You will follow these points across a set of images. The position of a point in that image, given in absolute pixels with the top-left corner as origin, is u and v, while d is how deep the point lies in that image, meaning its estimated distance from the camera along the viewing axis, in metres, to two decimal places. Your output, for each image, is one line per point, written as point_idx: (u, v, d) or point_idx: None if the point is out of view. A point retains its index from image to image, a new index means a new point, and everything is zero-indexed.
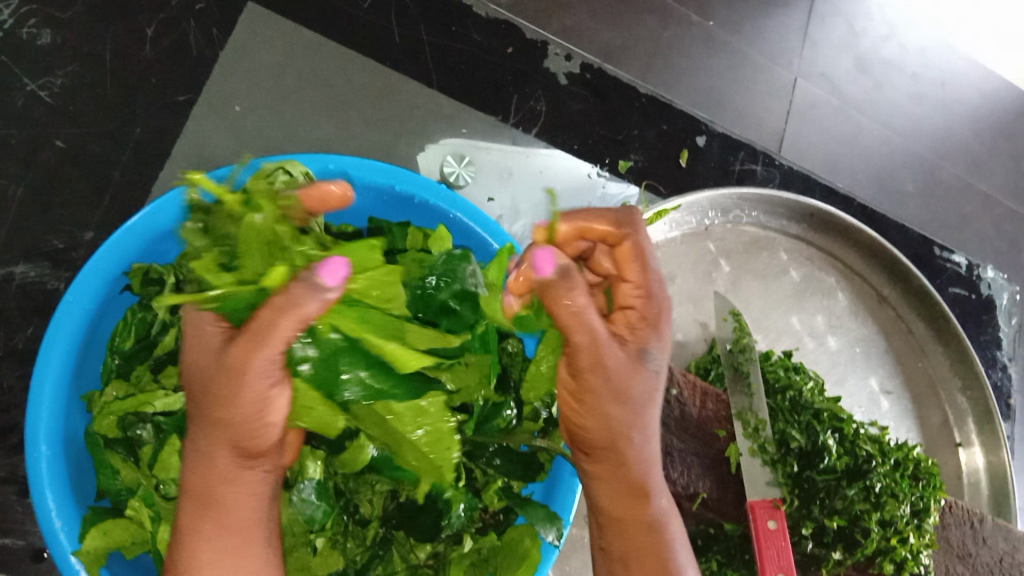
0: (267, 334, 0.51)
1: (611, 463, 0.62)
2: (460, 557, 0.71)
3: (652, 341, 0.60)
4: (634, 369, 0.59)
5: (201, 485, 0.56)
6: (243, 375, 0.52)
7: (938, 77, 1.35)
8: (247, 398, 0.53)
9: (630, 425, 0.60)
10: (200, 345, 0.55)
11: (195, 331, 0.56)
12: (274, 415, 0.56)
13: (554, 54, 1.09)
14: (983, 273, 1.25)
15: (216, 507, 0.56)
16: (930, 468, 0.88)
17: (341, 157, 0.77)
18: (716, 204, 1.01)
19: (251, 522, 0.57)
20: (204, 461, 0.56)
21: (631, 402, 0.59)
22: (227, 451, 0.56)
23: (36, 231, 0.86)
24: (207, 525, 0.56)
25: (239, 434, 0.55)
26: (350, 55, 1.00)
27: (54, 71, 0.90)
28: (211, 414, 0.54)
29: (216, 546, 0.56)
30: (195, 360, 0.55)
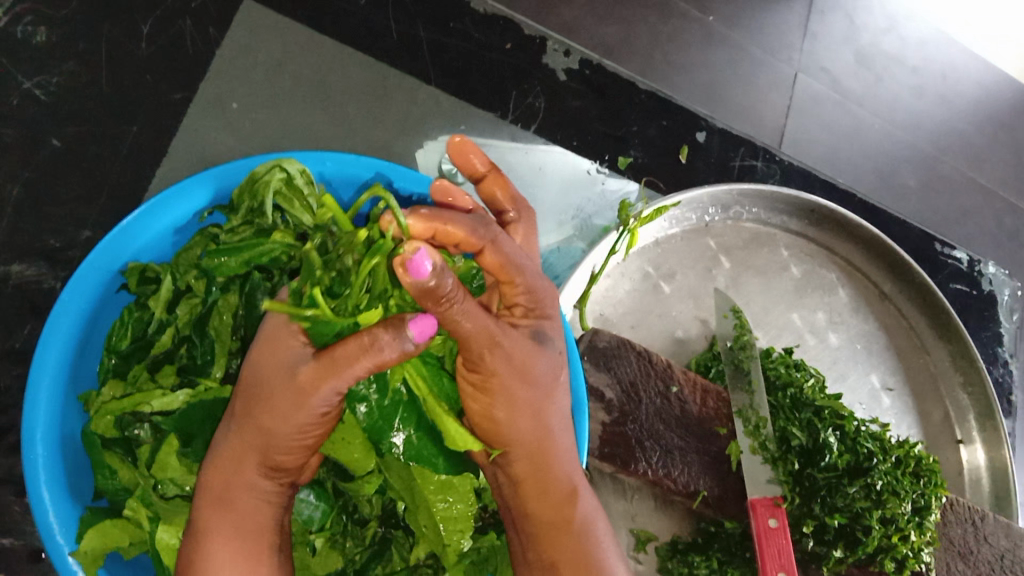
0: (341, 366, 0.53)
1: (535, 460, 0.62)
2: (459, 558, 0.69)
3: (540, 324, 0.61)
4: (531, 356, 0.59)
5: (223, 487, 0.57)
6: (306, 398, 0.54)
7: (939, 71, 1.35)
8: (296, 418, 0.54)
9: (539, 415, 0.61)
10: (270, 353, 0.56)
11: (267, 340, 0.57)
12: (312, 438, 0.58)
13: (552, 50, 1.08)
14: (984, 269, 1.24)
15: (231, 508, 0.57)
16: (932, 466, 0.87)
17: (337, 155, 0.77)
18: (716, 200, 1.01)
19: (263, 528, 0.58)
20: (230, 465, 0.57)
21: (538, 393, 0.60)
22: (258, 460, 0.56)
23: (33, 231, 0.86)
24: (221, 526, 0.57)
25: (272, 449, 0.56)
26: (348, 51, 1.00)
27: (50, 69, 0.90)
28: (254, 424, 0.55)
29: (227, 547, 0.57)
30: (253, 367, 0.56)
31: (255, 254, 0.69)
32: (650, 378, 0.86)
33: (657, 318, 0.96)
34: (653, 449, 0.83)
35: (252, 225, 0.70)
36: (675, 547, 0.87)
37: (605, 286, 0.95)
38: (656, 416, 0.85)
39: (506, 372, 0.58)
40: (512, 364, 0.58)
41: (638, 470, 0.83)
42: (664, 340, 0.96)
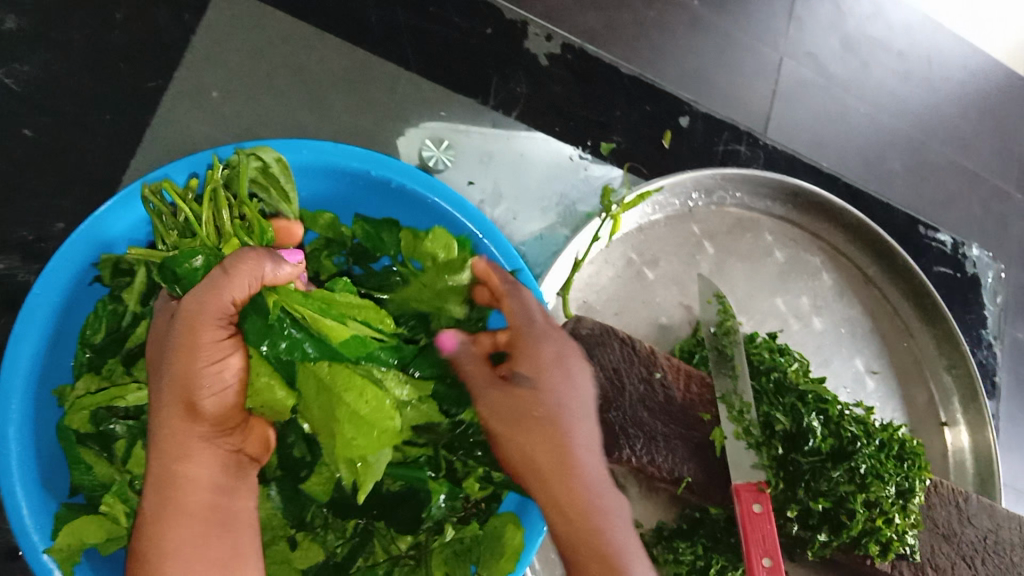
0: (217, 289, 0.55)
1: (535, 482, 0.62)
2: (441, 546, 0.70)
3: (526, 364, 0.65)
4: (525, 389, 0.64)
5: (163, 467, 0.56)
6: (199, 327, 0.54)
7: (924, 54, 1.34)
8: (203, 356, 0.55)
9: (552, 447, 0.62)
10: (164, 327, 0.58)
11: (160, 326, 0.60)
12: (230, 381, 0.57)
13: (534, 34, 1.07)
14: (968, 252, 1.24)
15: (176, 488, 0.55)
16: (916, 448, 0.88)
17: (313, 143, 0.75)
18: (700, 185, 1.00)
19: (206, 500, 0.56)
20: (166, 442, 0.56)
21: (541, 418, 0.63)
22: (187, 424, 0.56)
23: (7, 223, 0.84)
24: (167, 508, 0.55)
25: (188, 404, 0.55)
26: (327, 38, 0.99)
27: (22, 58, 0.88)
28: (171, 384, 0.55)
29: (178, 528, 0.55)
30: (159, 346, 0.58)
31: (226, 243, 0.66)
32: (634, 365, 0.86)
33: (640, 305, 0.96)
34: (637, 436, 0.83)
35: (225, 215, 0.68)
36: (660, 534, 0.87)
37: (588, 273, 0.95)
38: (639, 403, 0.85)
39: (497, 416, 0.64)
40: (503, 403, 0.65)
41: (622, 457, 0.82)
42: (648, 326, 0.96)
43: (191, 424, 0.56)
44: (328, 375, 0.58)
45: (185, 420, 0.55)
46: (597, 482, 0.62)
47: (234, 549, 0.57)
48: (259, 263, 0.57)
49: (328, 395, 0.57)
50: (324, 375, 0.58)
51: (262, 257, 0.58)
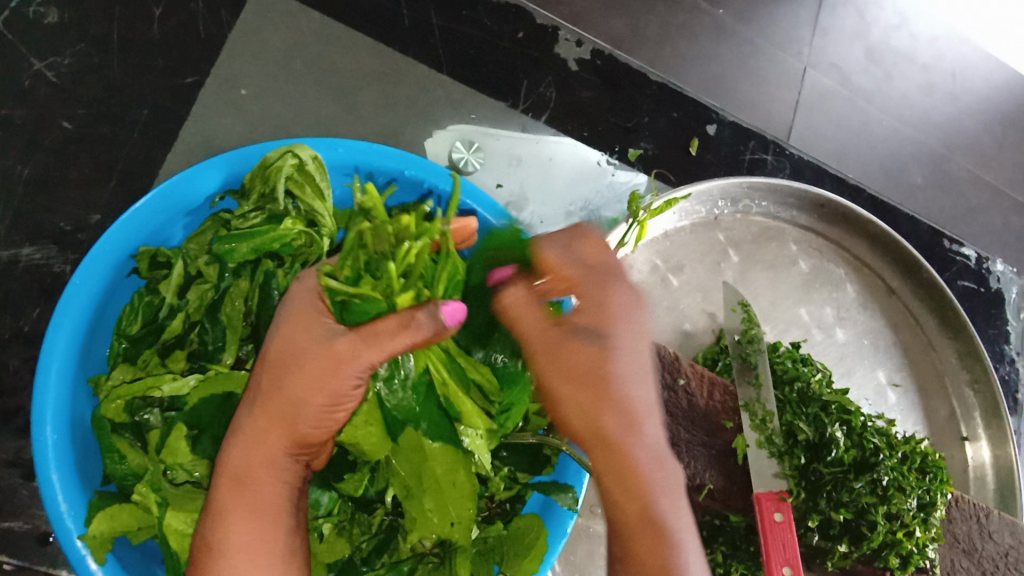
0: (381, 337, 0.55)
1: (597, 453, 0.60)
2: (467, 546, 0.70)
3: (582, 306, 0.62)
4: (597, 351, 0.60)
5: (245, 466, 0.57)
6: (344, 366, 0.55)
7: (948, 68, 1.33)
8: (329, 391, 0.56)
9: (619, 419, 0.59)
10: (302, 328, 0.57)
11: (296, 316, 0.57)
12: (339, 413, 0.59)
13: (564, 39, 1.08)
14: (992, 267, 1.24)
15: (251, 489, 0.57)
16: (937, 462, 0.88)
17: (349, 142, 0.77)
18: (726, 193, 1.00)
19: (277, 508, 0.58)
20: (256, 447, 0.57)
21: (610, 391, 0.59)
22: (283, 436, 0.58)
23: (43, 213, 0.86)
24: (239, 507, 0.57)
25: (291, 422, 0.57)
26: (359, 38, 0.99)
27: (61, 51, 0.90)
28: (286, 396, 0.56)
29: (245, 527, 0.56)
30: (283, 341, 0.57)
31: (265, 240, 0.68)
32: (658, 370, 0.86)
33: (665, 311, 0.96)
34: None
35: (263, 212, 0.70)
36: None
37: None
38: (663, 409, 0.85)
39: (558, 364, 0.61)
40: (568, 358, 0.60)
41: None
42: (672, 332, 0.96)
43: (286, 437, 0.58)
44: (433, 446, 0.63)
45: (284, 431, 0.57)
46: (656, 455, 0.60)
47: (299, 557, 0.59)
48: (430, 324, 0.55)
49: (422, 461, 0.63)
50: (426, 447, 0.63)
51: (428, 311, 0.55)
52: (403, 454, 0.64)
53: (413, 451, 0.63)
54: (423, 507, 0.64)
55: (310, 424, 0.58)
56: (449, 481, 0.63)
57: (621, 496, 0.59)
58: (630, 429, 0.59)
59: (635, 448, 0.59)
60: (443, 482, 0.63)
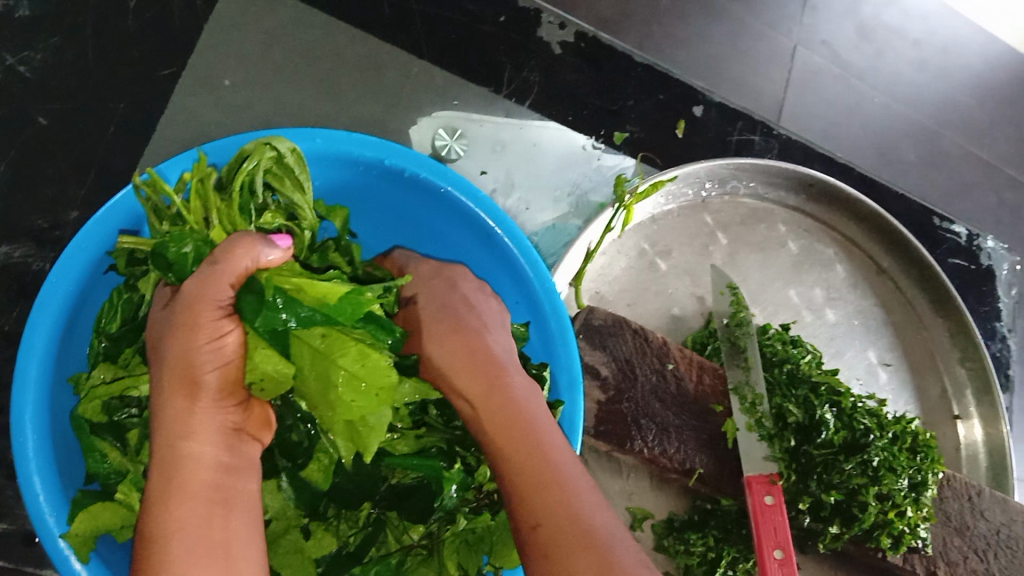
0: (224, 264, 0.57)
1: (496, 430, 0.59)
2: (453, 536, 0.70)
3: (458, 314, 0.68)
4: (467, 337, 0.65)
5: (168, 451, 0.53)
6: (204, 301, 0.55)
7: (939, 44, 1.32)
8: (209, 328, 0.55)
9: (481, 382, 0.62)
10: (160, 312, 0.58)
11: (155, 313, 0.60)
12: (230, 361, 0.56)
13: (548, 22, 1.07)
14: (982, 244, 1.22)
15: (178, 466, 0.53)
16: (929, 442, 0.87)
17: (327, 132, 0.75)
18: (714, 175, 0.99)
19: (211, 483, 0.53)
20: (174, 422, 0.53)
21: (486, 367, 0.63)
22: (192, 398, 0.54)
23: (20, 210, 0.85)
24: (175, 487, 0.52)
25: (194, 379, 0.54)
26: (339, 26, 0.98)
27: (34, 46, 0.89)
28: (178, 356, 0.54)
29: (187, 511, 0.52)
30: (158, 326, 0.57)
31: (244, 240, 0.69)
32: (646, 356, 0.86)
33: (653, 295, 0.96)
34: (649, 428, 0.83)
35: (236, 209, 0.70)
36: (671, 525, 0.87)
37: (600, 264, 0.95)
38: (652, 395, 0.85)
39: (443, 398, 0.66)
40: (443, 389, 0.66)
41: (634, 448, 0.82)
42: (660, 317, 0.95)
43: (198, 398, 0.54)
44: (323, 341, 0.60)
45: (191, 394, 0.54)
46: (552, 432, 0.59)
47: (243, 538, 0.53)
48: (252, 240, 0.60)
49: (327, 364, 0.60)
50: (319, 344, 0.60)
51: (260, 241, 0.60)
52: (306, 369, 0.61)
53: (314, 357, 0.60)
54: (347, 402, 0.60)
55: (217, 375, 0.55)
56: (360, 362, 0.60)
57: (521, 479, 0.56)
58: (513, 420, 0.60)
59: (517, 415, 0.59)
60: (354, 366, 0.60)
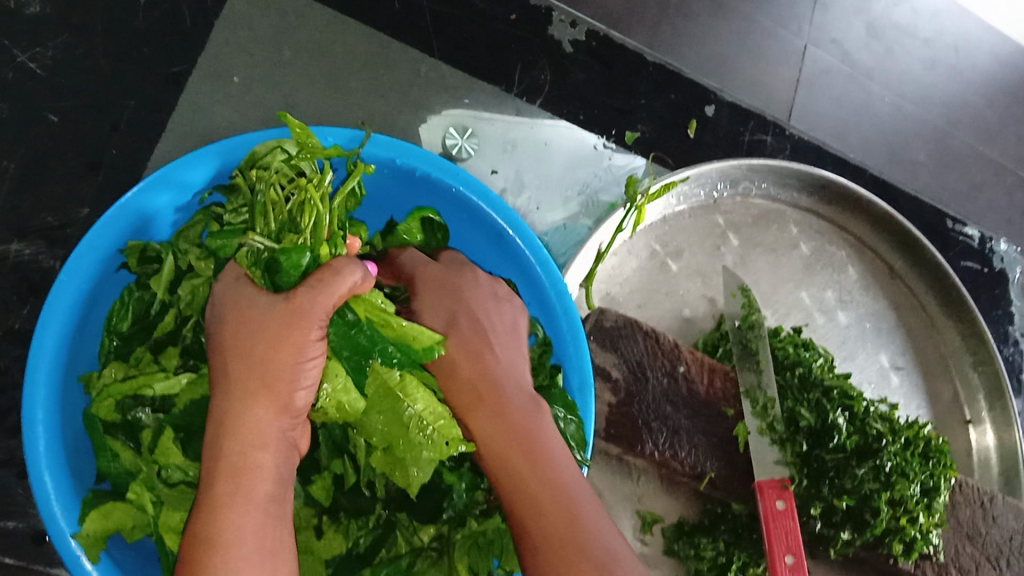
0: (335, 284, 0.59)
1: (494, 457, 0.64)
2: (465, 538, 0.70)
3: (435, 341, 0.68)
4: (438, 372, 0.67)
5: (239, 456, 0.55)
6: (307, 316, 0.58)
7: (951, 43, 1.31)
8: (301, 346, 0.57)
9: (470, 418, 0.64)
10: (242, 309, 0.59)
11: (233, 305, 0.60)
12: (311, 379, 0.59)
13: (559, 21, 1.06)
14: (996, 246, 1.22)
15: (248, 473, 0.55)
16: (942, 446, 0.87)
17: (338, 130, 0.74)
18: (725, 176, 0.98)
19: (271, 492, 0.56)
20: (249, 428, 0.56)
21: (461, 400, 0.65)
22: (272, 409, 0.57)
23: (29, 208, 0.84)
24: (242, 495, 0.54)
25: (278, 393, 0.57)
26: (348, 23, 0.97)
27: (45, 43, 0.88)
28: (265, 365, 0.56)
29: (252, 517, 0.54)
30: (234, 326, 0.58)
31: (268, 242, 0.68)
32: (658, 358, 0.85)
33: (664, 297, 0.95)
34: (660, 431, 0.82)
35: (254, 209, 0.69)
36: (681, 530, 0.85)
37: (612, 265, 0.94)
38: (663, 398, 0.84)
39: (472, 402, 0.64)
40: (472, 395, 0.64)
41: (644, 451, 0.82)
42: (671, 319, 0.95)
43: (276, 409, 0.57)
44: (400, 382, 0.64)
45: (270, 403, 0.56)
46: (552, 441, 0.62)
47: (289, 547, 0.56)
48: (361, 273, 0.62)
49: (396, 405, 0.64)
50: (394, 383, 0.64)
51: (355, 266, 0.62)
52: (377, 406, 0.65)
53: (386, 396, 0.64)
54: (416, 442, 0.64)
55: (296, 393, 0.58)
56: (429, 410, 0.64)
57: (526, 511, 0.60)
58: (525, 436, 0.61)
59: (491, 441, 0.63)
60: (426, 412, 0.64)
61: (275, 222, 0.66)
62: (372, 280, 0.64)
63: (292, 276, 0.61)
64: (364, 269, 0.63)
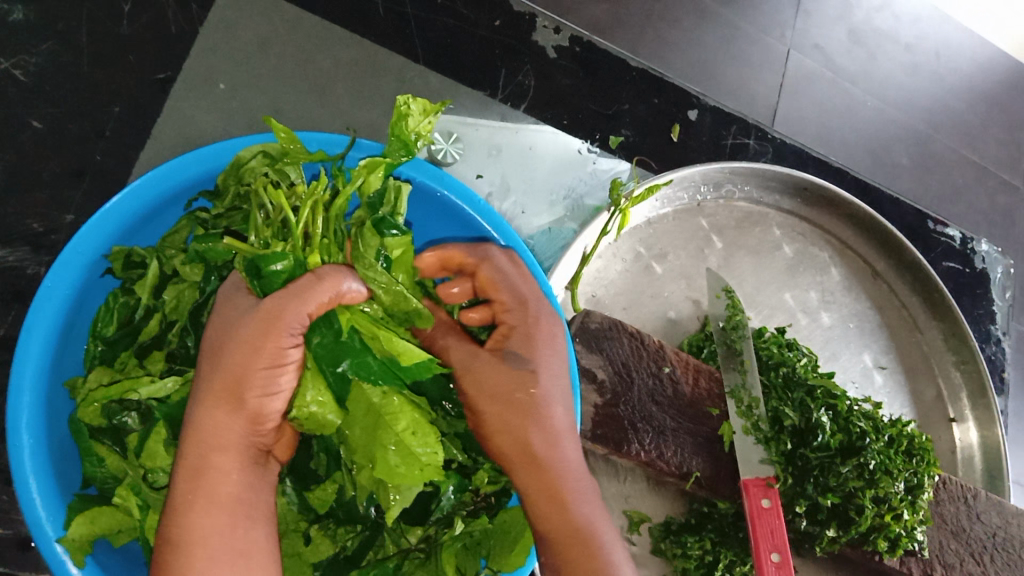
0: (308, 291, 0.58)
1: (526, 473, 0.62)
2: (451, 541, 0.69)
3: (520, 346, 0.66)
4: (521, 377, 0.64)
5: (201, 458, 0.55)
6: (279, 325, 0.56)
7: (932, 48, 1.33)
8: (269, 354, 0.56)
9: (541, 435, 0.63)
10: (223, 312, 0.58)
11: (217, 313, 0.59)
12: (284, 387, 0.58)
13: (543, 27, 1.07)
14: (977, 247, 1.23)
15: (209, 479, 0.55)
16: (925, 445, 0.88)
17: (325, 135, 0.75)
18: (709, 179, 0.99)
19: (233, 498, 0.56)
20: (212, 433, 0.55)
21: (534, 410, 0.63)
22: (237, 416, 0.56)
23: (14, 214, 0.84)
24: (202, 498, 0.55)
25: (243, 400, 0.56)
26: (333, 30, 0.98)
27: (29, 50, 0.89)
28: (229, 371, 0.55)
29: (211, 520, 0.54)
30: (213, 330, 0.58)
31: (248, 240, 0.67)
32: (643, 359, 0.86)
33: (650, 299, 0.96)
34: (646, 431, 0.83)
35: (241, 212, 0.70)
36: (668, 529, 0.86)
37: (597, 267, 0.94)
38: (649, 398, 0.84)
39: (509, 432, 0.63)
40: (505, 417, 0.63)
41: (631, 452, 0.82)
42: (656, 320, 0.95)
43: (241, 416, 0.56)
44: (380, 400, 0.61)
45: (234, 409, 0.56)
46: (571, 465, 0.63)
47: (262, 547, 0.57)
48: (344, 279, 0.61)
49: (377, 420, 0.61)
50: (376, 401, 0.61)
51: (343, 274, 0.61)
52: (358, 421, 0.62)
53: (367, 413, 0.61)
54: (391, 463, 0.60)
55: (263, 400, 0.57)
56: (407, 430, 0.61)
57: (558, 545, 0.60)
58: (557, 470, 0.62)
59: (558, 462, 0.62)
60: (403, 430, 0.61)
61: (268, 227, 0.65)
62: (363, 292, 0.62)
63: (279, 283, 0.60)
64: (347, 280, 0.61)
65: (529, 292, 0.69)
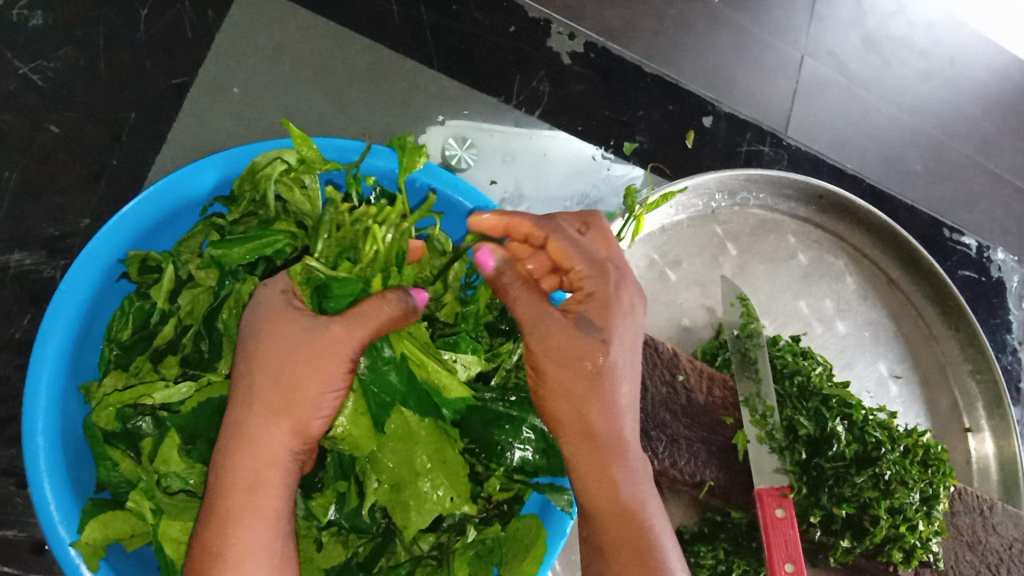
0: (371, 317, 0.58)
1: (584, 451, 0.62)
2: (464, 548, 0.70)
3: (597, 313, 0.63)
4: (594, 347, 0.61)
5: (254, 472, 0.56)
6: (343, 350, 0.57)
7: (946, 55, 1.31)
8: (324, 377, 0.57)
9: (604, 416, 0.61)
10: (278, 322, 0.58)
11: (270, 320, 0.58)
12: (333, 405, 0.60)
13: (557, 33, 1.07)
14: (993, 255, 1.23)
15: (259, 492, 0.56)
16: (940, 454, 0.87)
17: (338, 140, 0.75)
18: (723, 185, 1.00)
19: (278, 513, 0.57)
20: (263, 447, 0.57)
21: (601, 385, 0.61)
22: (289, 433, 0.57)
23: (30, 218, 0.85)
24: (251, 512, 0.56)
25: (299, 418, 0.57)
26: (348, 35, 0.98)
27: (48, 55, 0.89)
28: (288, 389, 0.57)
29: (259, 534, 0.55)
30: (267, 340, 0.58)
31: (260, 245, 0.67)
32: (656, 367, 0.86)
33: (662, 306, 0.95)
34: (658, 439, 0.83)
35: (256, 217, 0.71)
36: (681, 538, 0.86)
37: None
38: (661, 406, 0.84)
39: (568, 400, 0.61)
40: (570, 385, 0.61)
41: None
42: (669, 328, 0.95)
43: (293, 432, 0.58)
44: (417, 427, 0.63)
45: (287, 425, 0.57)
46: (632, 436, 0.63)
47: (295, 560, 0.58)
48: (410, 303, 0.59)
49: (411, 447, 0.63)
50: (414, 428, 0.63)
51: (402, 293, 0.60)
52: (392, 444, 0.64)
53: (403, 436, 0.63)
54: (423, 489, 0.63)
55: (315, 419, 0.58)
56: (438, 459, 0.63)
57: (613, 527, 0.61)
58: (613, 445, 0.62)
59: (622, 444, 0.62)
60: (435, 460, 0.63)
61: (333, 244, 0.67)
62: (415, 315, 0.60)
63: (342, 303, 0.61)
64: (409, 306, 0.59)
65: (603, 259, 0.66)
